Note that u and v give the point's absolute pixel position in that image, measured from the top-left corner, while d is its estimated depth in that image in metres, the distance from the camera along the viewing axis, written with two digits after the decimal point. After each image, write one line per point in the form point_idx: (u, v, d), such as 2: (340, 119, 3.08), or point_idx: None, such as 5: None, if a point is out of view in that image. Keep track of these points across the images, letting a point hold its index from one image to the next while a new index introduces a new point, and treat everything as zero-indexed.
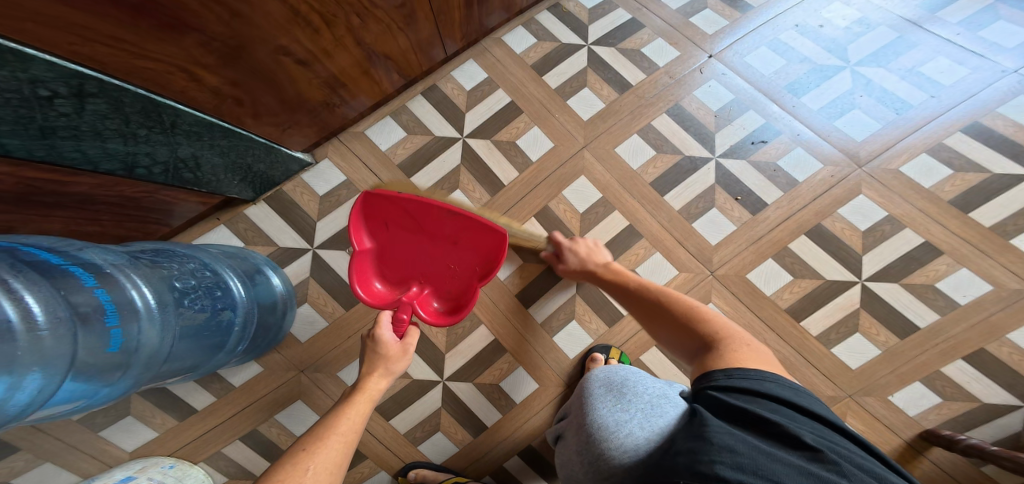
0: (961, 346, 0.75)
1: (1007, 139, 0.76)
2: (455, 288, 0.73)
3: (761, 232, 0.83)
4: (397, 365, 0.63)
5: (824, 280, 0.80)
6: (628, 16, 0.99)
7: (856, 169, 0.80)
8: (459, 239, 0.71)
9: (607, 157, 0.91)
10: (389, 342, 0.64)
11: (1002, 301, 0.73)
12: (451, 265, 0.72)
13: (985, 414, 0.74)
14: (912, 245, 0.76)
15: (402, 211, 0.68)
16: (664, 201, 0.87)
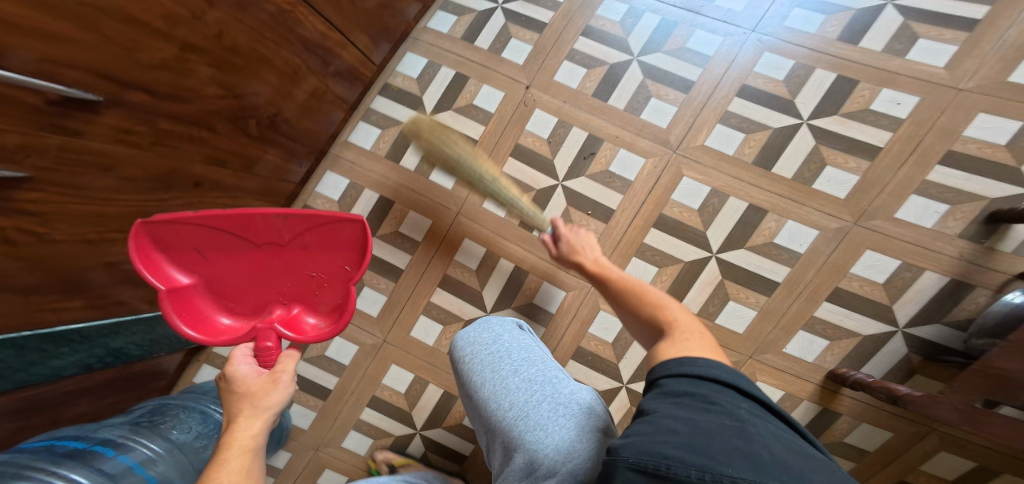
0: (819, 288, 0.81)
1: (772, 95, 0.83)
2: (326, 295, 0.60)
3: (619, 235, 0.87)
4: (264, 398, 0.45)
5: (683, 263, 0.86)
6: (452, 72, 0.96)
7: (670, 152, 0.86)
8: (309, 243, 0.59)
9: (477, 215, 0.99)
10: (246, 373, 0.47)
11: (830, 242, 0.80)
12: (311, 272, 0.60)
13: (870, 345, 0.81)
14: (741, 209, 0.83)
15: (216, 229, 0.55)
16: (533, 238, 0.98)
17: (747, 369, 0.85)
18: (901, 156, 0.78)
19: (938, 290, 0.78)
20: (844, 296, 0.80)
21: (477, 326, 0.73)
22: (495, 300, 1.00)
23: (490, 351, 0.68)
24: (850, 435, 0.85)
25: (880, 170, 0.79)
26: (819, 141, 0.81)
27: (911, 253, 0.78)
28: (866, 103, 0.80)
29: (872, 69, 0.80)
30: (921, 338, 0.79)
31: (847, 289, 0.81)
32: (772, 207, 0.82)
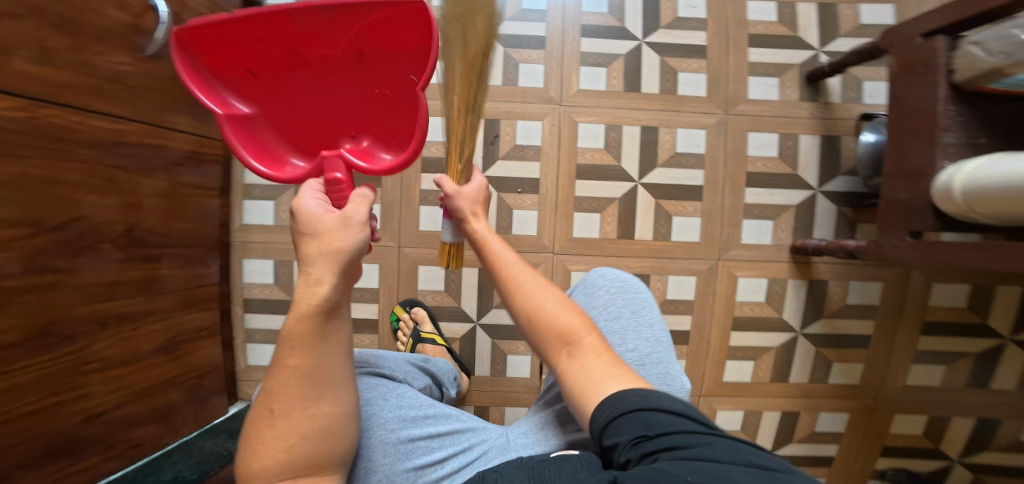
0: (734, 177, 0.96)
1: (607, 27, 0.93)
2: (399, 122, 0.48)
3: (552, 195, 0.96)
4: (342, 240, 0.40)
5: (615, 199, 0.95)
6: None
7: (557, 107, 0.93)
8: (384, 46, 0.44)
9: (422, 241, 1.00)
10: (312, 207, 0.42)
11: (717, 135, 0.95)
12: (375, 88, 0.47)
13: (807, 211, 0.99)
14: (638, 132, 0.94)
15: (246, 34, 0.44)
16: (482, 234, 0.99)
17: (717, 271, 1.01)
18: (721, 47, 0.95)
19: (823, 147, 0.98)
20: (756, 179, 0.97)
21: (610, 275, 0.62)
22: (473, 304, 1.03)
23: (620, 294, 0.60)
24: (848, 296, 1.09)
25: (717, 64, 0.94)
26: (665, 58, 0.94)
27: (774, 124, 0.96)
28: (674, 13, 0.95)
29: None
30: (836, 192, 0.99)
31: (756, 171, 0.97)
32: (661, 122, 0.94)
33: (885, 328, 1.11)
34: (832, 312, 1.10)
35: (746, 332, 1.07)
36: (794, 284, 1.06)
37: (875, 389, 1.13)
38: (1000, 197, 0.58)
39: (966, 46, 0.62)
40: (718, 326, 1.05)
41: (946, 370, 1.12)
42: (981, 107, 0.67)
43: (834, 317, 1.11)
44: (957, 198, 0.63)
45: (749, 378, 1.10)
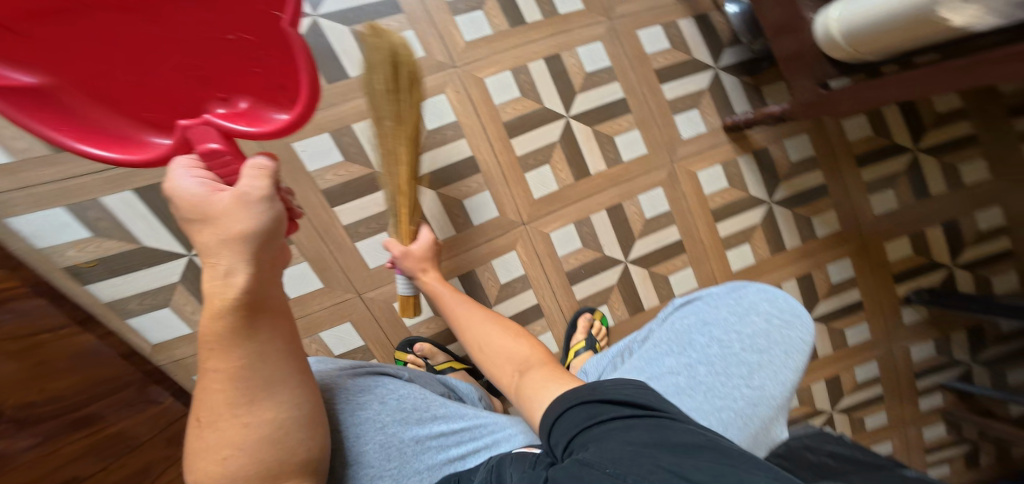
0: (649, 78, 1.01)
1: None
2: (269, 69, 0.48)
3: (495, 167, 0.99)
4: (232, 223, 0.46)
5: (558, 141, 0.99)
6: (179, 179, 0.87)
7: (454, 68, 0.94)
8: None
9: (383, 278, 1.01)
10: (191, 187, 0.46)
11: (612, 43, 0.99)
12: (223, 34, 0.45)
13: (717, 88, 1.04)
14: (544, 65, 0.97)
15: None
16: (444, 242, 1.00)
17: (677, 174, 1.03)
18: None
19: (700, 26, 1.04)
20: (666, 72, 1.01)
21: (775, 305, 0.79)
22: None
23: (780, 333, 0.76)
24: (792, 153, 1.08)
25: None
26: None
27: (654, 17, 1.01)
28: None
29: None
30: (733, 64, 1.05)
31: (660, 64, 1.01)
32: (560, 47, 0.97)
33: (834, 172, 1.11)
34: (788, 176, 1.10)
35: (725, 221, 1.08)
36: (745, 157, 1.03)
37: (862, 225, 1.16)
38: (873, 34, 0.69)
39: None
40: (703, 223, 1.07)
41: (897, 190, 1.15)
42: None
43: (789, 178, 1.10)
44: (842, 44, 0.74)
45: (754, 260, 1.11)
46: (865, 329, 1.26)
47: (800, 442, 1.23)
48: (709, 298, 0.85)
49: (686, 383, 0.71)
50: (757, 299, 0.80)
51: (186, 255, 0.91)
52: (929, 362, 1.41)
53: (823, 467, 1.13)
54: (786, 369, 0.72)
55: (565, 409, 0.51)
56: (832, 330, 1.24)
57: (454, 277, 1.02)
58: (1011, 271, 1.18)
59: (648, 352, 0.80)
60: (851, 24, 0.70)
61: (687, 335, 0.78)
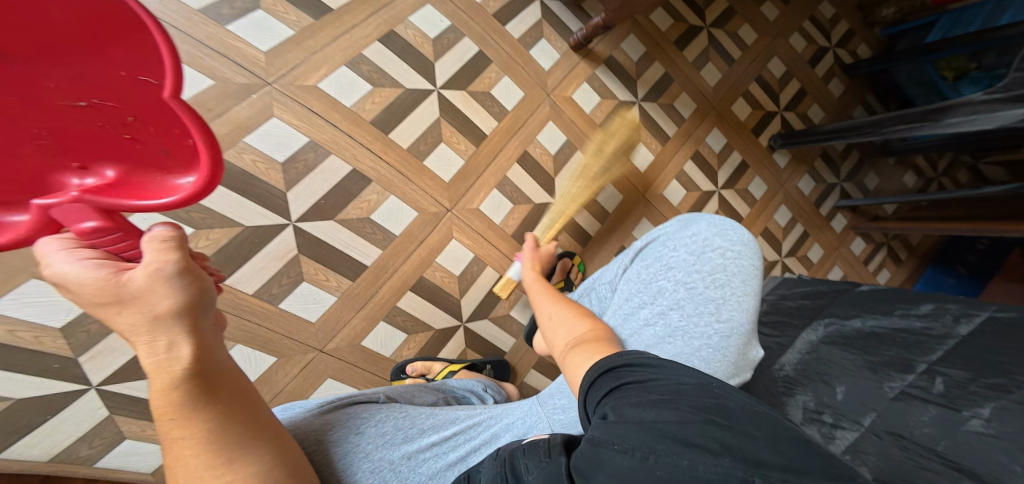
0: (491, 27, 1.04)
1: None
2: (148, 135, 0.40)
3: (388, 170, 0.96)
4: (156, 300, 0.37)
5: (439, 117, 1.00)
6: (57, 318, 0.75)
7: (267, 84, 0.86)
8: (44, 40, 0.33)
9: (335, 324, 0.94)
10: (79, 273, 0.36)
11: (442, 4, 1.00)
12: (73, 101, 0.37)
13: (549, 14, 1.10)
14: (382, 47, 0.95)
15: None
16: (376, 264, 0.97)
17: (557, 104, 1.10)
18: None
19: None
20: (503, 14, 1.05)
21: (730, 237, 0.65)
22: (441, 313, 1.04)
23: (739, 269, 0.62)
24: (630, 56, 1.16)
25: None
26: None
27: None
28: None
29: None
30: None
31: (493, 10, 1.05)
32: (390, 21, 0.96)
33: (664, 61, 1.21)
34: (638, 74, 1.18)
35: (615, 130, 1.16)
36: (600, 70, 1.14)
37: (709, 97, 1.29)
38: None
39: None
40: (601, 138, 1.14)
41: (714, 63, 1.28)
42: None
43: (641, 76, 1.19)
44: None
45: (653, 155, 1.22)
46: (760, 182, 1.45)
47: (775, 295, 1.30)
48: (666, 238, 0.72)
49: (664, 331, 0.62)
50: (708, 233, 0.66)
51: (86, 389, 0.78)
52: (819, 191, 1.65)
53: (801, 309, 1.18)
54: (752, 297, 0.61)
55: (600, 372, 0.45)
56: (741, 192, 1.41)
57: (407, 292, 0.99)
58: (814, 104, 1.47)
59: (619, 308, 0.72)
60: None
61: (651, 284, 0.68)
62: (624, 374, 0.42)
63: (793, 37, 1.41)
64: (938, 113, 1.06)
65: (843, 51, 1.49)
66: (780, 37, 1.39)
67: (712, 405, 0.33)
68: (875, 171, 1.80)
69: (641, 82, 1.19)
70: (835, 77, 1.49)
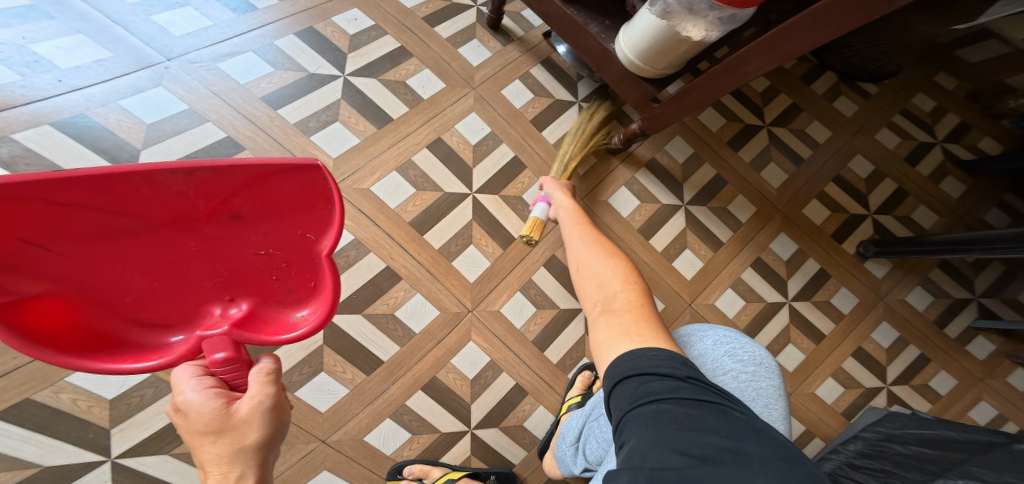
0: (529, 132, 1.01)
1: (288, 84, 0.85)
2: (286, 276, 0.51)
3: (417, 268, 0.91)
4: (248, 432, 0.43)
5: (470, 220, 0.95)
6: (103, 380, 0.71)
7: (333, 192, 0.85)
8: (266, 210, 0.46)
9: (343, 415, 0.88)
10: (200, 405, 0.42)
11: (486, 112, 0.98)
12: (256, 250, 0.49)
13: (590, 118, 1.06)
14: (429, 153, 0.92)
15: (63, 209, 0.38)
16: (389, 362, 0.90)
17: (591, 208, 1.03)
18: (416, 41, 0.95)
19: (550, 71, 1.05)
20: (540, 120, 1.02)
21: (745, 350, 0.62)
22: (449, 416, 0.94)
23: (756, 388, 0.59)
24: (673, 156, 1.10)
25: (428, 52, 0.95)
26: (380, 77, 0.90)
27: (510, 74, 1.02)
28: (345, 35, 0.91)
29: (317, 13, 0.90)
30: (591, 93, 1.07)
31: (534, 115, 1.02)
32: (436, 129, 0.94)
33: (716, 161, 1.13)
34: (684, 176, 1.11)
35: (656, 235, 1.07)
36: (639, 173, 1.08)
37: (772, 200, 1.15)
38: (659, 52, 0.74)
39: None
40: (636, 244, 1.06)
41: (777, 163, 1.17)
42: (578, 1, 0.82)
43: (687, 178, 1.11)
44: (642, 66, 0.78)
45: (702, 262, 1.09)
46: (847, 293, 1.20)
47: (879, 435, 1.00)
48: None
49: None
50: (719, 354, 0.60)
51: (104, 460, 0.70)
52: (939, 306, 1.32)
53: (921, 460, 0.83)
54: (776, 421, 0.58)
55: (618, 381, 0.40)
56: (821, 305, 1.18)
57: (418, 390, 0.92)
58: (920, 206, 1.23)
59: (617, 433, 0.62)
60: (637, 46, 0.75)
61: None
62: (641, 388, 0.37)
63: (881, 133, 1.24)
64: None
65: (956, 145, 1.26)
66: (863, 133, 1.23)
67: (727, 444, 0.30)
68: None
69: (688, 183, 1.11)
70: (948, 175, 1.25)
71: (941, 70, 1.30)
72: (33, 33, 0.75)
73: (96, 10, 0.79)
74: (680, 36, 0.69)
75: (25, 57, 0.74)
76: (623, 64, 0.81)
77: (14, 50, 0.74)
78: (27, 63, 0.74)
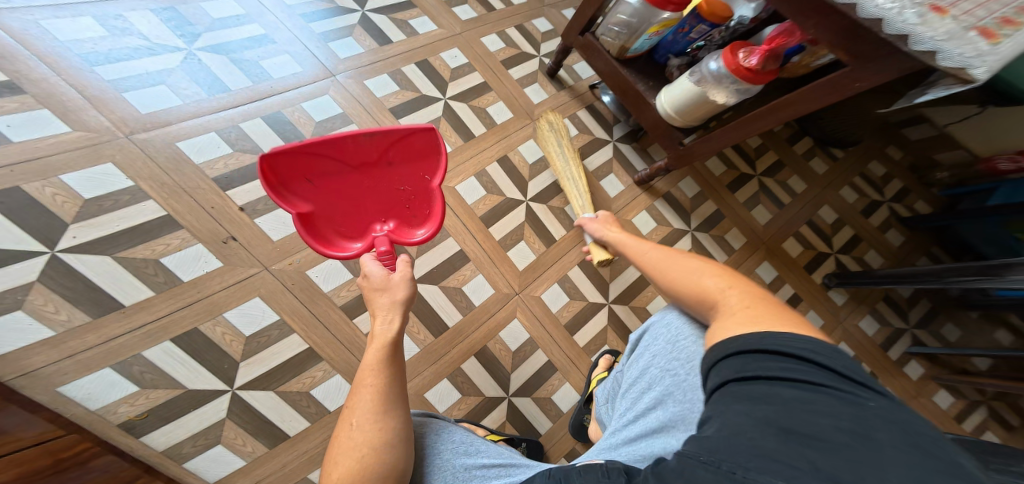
0: (574, 158, 1.23)
1: (410, 101, 1.06)
2: (416, 205, 0.68)
3: (481, 254, 1.08)
4: (400, 290, 0.62)
5: (524, 222, 1.13)
6: (249, 317, 0.83)
7: None
8: (408, 156, 0.64)
9: (410, 373, 0.99)
10: (375, 272, 0.62)
11: (542, 139, 1.20)
12: (400, 186, 0.66)
13: (621, 153, 1.29)
14: (498, 167, 1.13)
15: (314, 156, 0.58)
16: (451, 330, 1.04)
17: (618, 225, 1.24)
18: (495, 78, 1.18)
19: (592, 114, 1.29)
20: (584, 150, 1.25)
21: None
22: (494, 383, 1.05)
23: None
24: (685, 191, 1.35)
25: (502, 88, 1.19)
26: (469, 103, 1.12)
27: (561, 112, 1.25)
28: (446, 67, 1.14)
29: (425, 50, 1.13)
30: (622, 134, 1.31)
31: (579, 145, 1.25)
32: (506, 148, 1.15)
33: (718, 199, 1.39)
34: (692, 207, 1.35)
35: None
36: (658, 202, 1.31)
37: (759, 234, 1.41)
38: (691, 108, 0.98)
39: (601, 37, 1.04)
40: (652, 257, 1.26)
41: (764, 205, 1.44)
42: (631, 65, 1.06)
43: (695, 210, 1.36)
44: (675, 117, 1.01)
45: None
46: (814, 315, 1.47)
47: None
48: None
49: None
50: None
51: (227, 391, 0.80)
52: (884, 333, 1.60)
53: None
54: None
55: (725, 358, 0.47)
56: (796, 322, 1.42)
57: (472, 357, 1.04)
58: (871, 250, 1.51)
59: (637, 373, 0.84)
60: (674, 103, 0.99)
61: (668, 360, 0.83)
62: (749, 367, 0.44)
63: (844, 190, 1.54)
64: (997, 269, 1.01)
65: (899, 205, 1.57)
66: (831, 188, 1.53)
67: (849, 435, 0.34)
68: (955, 322, 1.66)
69: (695, 214, 1.35)
70: (892, 228, 1.55)
71: (890, 144, 1.63)
72: (264, 54, 0.97)
73: (299, 39, 1.01)
74: (709, 99, 0.93)
75: (256, 69, 0.96)
76: (658, 112, 1.04)
77: (251, 64, 0.95)
78: (256, 73, 0.95)
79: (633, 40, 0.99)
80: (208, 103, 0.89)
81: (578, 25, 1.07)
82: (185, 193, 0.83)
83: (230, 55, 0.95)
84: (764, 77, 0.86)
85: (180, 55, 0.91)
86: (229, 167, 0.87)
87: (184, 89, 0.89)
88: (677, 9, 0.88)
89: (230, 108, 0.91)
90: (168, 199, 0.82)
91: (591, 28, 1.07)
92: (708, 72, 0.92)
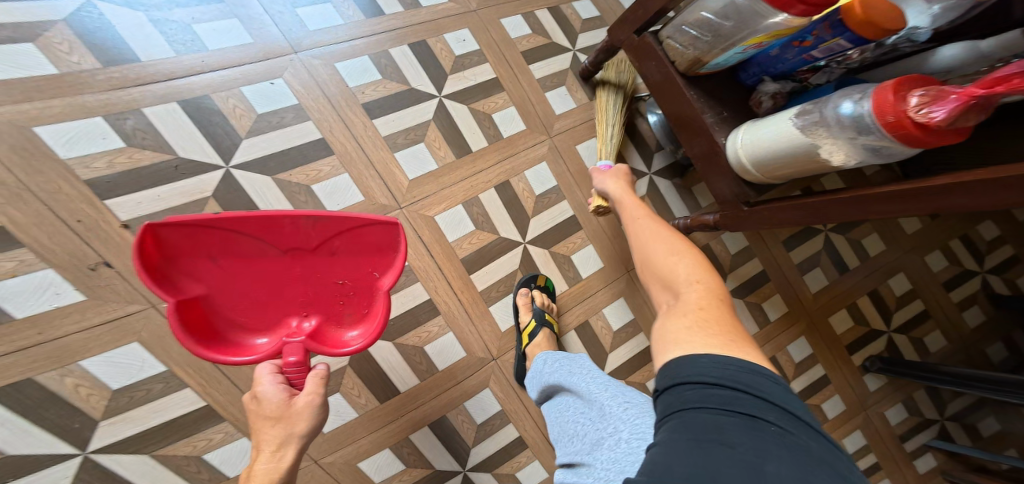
0: (594, 196, 0.99)
1: (391, 95, 0.86)
2: (352, 304, 0.60)
3: (457, 306, 0.87)
4: (298, 423, 0.50)
5: (518, 267, 0.91)
6: (111, 364, 0.69)
7: (399, 209, 0.84)
8: (350, 247, 0.57)
9: (345, 438, 0.81)
10: (271, 393, 0.51)
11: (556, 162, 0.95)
12: (337, 279, 0.59)
13: (655, 191, 1.04)
14: (495, 194, 0.90)
15: (232, 235, 0.52)
16: (403, 393, 0.84)
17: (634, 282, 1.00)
18: (510, 76, 0.95)
19: (629, 135, 1.04)
20: None
21: None
22: (445, 454, 0.86)
23: None
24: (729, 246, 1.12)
25: (516, 91, 0.95)
26: (469, 105, 0.91)
27: (590, 128, 1.00)
28: (450, 54, 0.91)
29: (421, 27, 0.90)
30: (664, 169, 1.06)
31: None
32: (509, 170, 0.92)
33: (767, 259, 1.15)
34: (731, 267, 1.12)
35: None
36: None
37: (806, 305, 1.17)
38: (781, 161, 0.61)
39: (666, 41, 0.70)
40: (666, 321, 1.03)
41: (824, 270, 1.19)
42: (699, 84, 0.71)
43: (734, 270, 1.12)
44: (752, 170, 0.66)
45: None
46: (838, 401, 1.18)
47: None
48: None
49: None
50: None
51: (78, 454, 0.67)
52: None
53: None
54: None
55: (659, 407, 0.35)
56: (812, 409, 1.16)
57: (423, 426, 0.85)
58: (936, 332, 1.23)
59: None
60: (757, 148, 0.63)
61: None
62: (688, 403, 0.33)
63: (930, 255, 1.25)
64: None
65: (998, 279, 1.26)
66: (913, 252, 1.24)
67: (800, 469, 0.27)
68: None
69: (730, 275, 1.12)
70: (975, 304, 1.25)
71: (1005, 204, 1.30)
72: (201, 15, 0.78)
73: None
74: (818, 154, 0.56)
75: (186, 36, 0.77)
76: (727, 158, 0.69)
77: (178, 28, 0.77)
78: (186, 43, 0.77)
79: (715, 53, 0.65)
80: (101, 77, 0.72)
81: (634, 21, 0.75)
82: (36, 196, 0.67)
83: (152, 13, 0.76)
84: (948, 137, 0.44)
85: (76, 4, 0.72)
86: (116, 166, 0.71)
87: (66, 55, 0.70)
88: (808, 12, 0.50)
89: (141, 85, 0.74)
90: (4, 205, 0.66)
91: (652, 25, 0.74)
92: (834, 116, 0.53)
